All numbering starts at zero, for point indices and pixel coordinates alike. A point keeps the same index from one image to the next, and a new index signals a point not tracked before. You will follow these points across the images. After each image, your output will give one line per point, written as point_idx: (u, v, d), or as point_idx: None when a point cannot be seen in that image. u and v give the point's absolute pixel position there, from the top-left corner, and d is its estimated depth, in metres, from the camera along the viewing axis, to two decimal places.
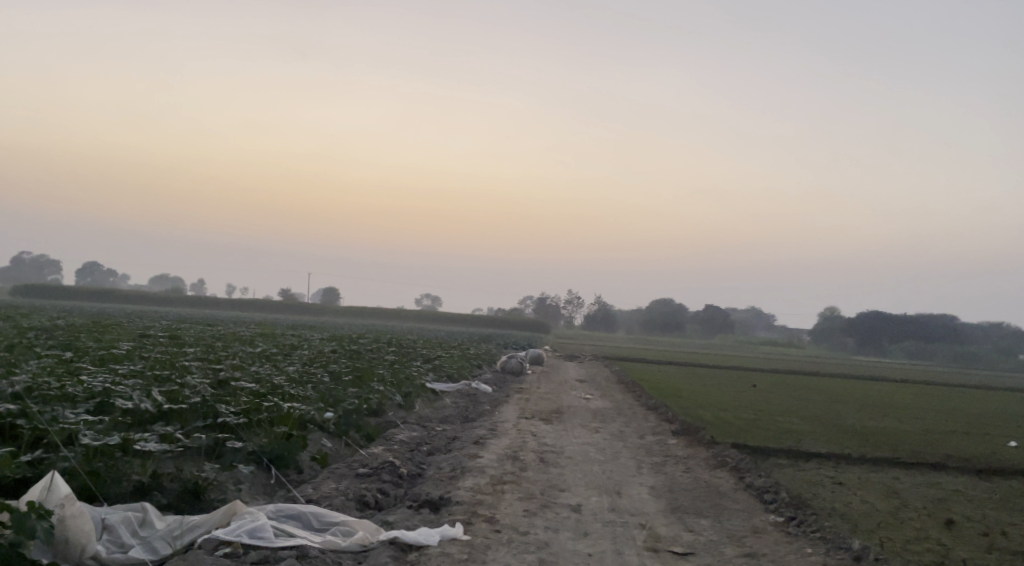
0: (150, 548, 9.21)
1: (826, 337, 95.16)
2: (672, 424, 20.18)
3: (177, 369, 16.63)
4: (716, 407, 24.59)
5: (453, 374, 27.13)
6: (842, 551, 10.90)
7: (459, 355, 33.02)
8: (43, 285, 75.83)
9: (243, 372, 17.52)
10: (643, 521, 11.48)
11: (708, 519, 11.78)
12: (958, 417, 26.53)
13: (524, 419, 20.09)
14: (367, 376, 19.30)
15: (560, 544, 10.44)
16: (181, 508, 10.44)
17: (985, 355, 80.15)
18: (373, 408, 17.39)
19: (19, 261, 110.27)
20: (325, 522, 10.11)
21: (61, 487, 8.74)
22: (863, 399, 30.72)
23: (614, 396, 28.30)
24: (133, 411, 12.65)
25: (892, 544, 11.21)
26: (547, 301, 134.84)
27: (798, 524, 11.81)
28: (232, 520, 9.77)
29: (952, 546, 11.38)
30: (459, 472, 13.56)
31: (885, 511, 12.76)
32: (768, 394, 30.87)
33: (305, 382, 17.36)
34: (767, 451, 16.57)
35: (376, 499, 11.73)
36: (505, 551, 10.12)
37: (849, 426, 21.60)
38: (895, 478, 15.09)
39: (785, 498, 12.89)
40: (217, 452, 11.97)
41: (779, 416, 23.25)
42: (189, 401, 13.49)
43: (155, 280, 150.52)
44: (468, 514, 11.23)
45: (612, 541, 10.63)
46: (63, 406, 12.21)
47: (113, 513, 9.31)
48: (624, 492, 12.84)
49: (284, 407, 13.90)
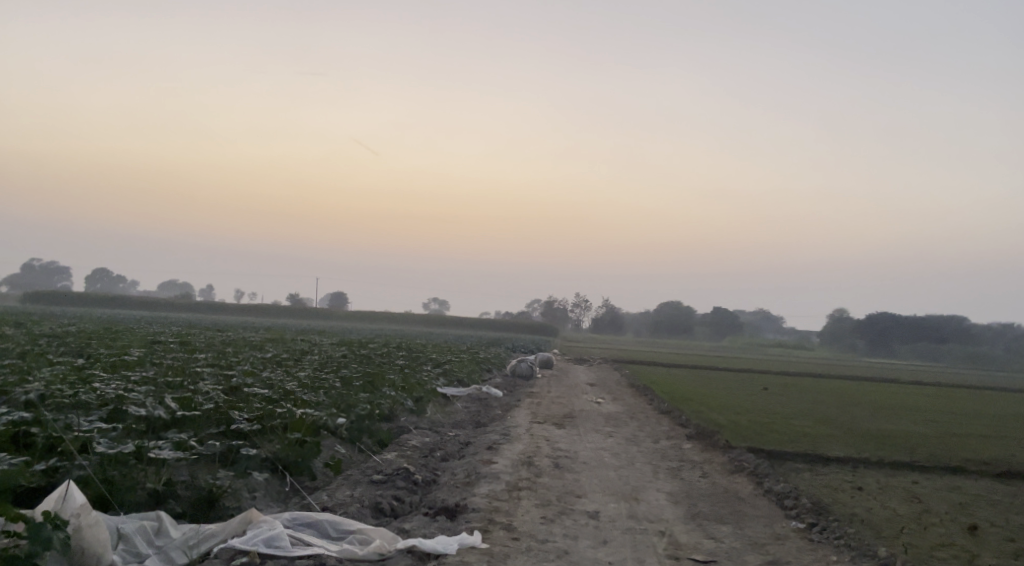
0: (166, 558, 9.12)
1: (837, 338, 94.98)
2: (687, 428, 20.05)
3: (189, 375, 16.56)
4: (729, 410, 24.48)
5: (464, 379, 27.03)
6: (867, 558, 10.77)
7: (470, 360, 32.91)
8: (54, 291, 76.15)
9: (254, 378, 17.45)
10: (663, 527, 11.36)
11: (729, 526, 11.67)
12: (973, 419, 26.34)
13: (537, 423, 19.98)
14: (378, 381, 19.23)
15: (579, 552, 10.33)
16: (196, 516, 10.36)
17: (996, 357, 79.93)
18: (385, 413, 17.29)
19: (31, 266, 110.55)
20: (342, 531, 10.02)
21: (76, 496, 8.66)
22: (876, 401, 30.58)
23: (626, 399, 28.21)
24: (146, 418, 12.58)
25: (917, 551, 11.08)
26: (555, 305, 134.75)
27: (820, 531, 11.68)
28: (248, 528, 9.68)
29: (977, 552, 11.26)
30: (474, 478, 13.47)
31: (907, 516, 12.65)
32: (780, 396, 30.72)
33: (317, 387, 17.28)
34: (783, 455, 16.45)
35: (392, 505, 11.63)
36: (524, 559, 10.02)
37: (864, 429, 21.47)
38: (915, 483, 14.96)
39: (806, 504, 12.77)
40: (231, 460, 11.89)
41: (793, 419, 23.10)
42: (201, 407, 13.42)
43: (166, 287, 151.41)
44: (485, 521, 11.13)
45: (632, 549, 10.51)
46: (76, 414, 12.14)
47: (129, 521, 9.23)
48: (643, 498, 12.73)
49: (296, 413, 13.82)
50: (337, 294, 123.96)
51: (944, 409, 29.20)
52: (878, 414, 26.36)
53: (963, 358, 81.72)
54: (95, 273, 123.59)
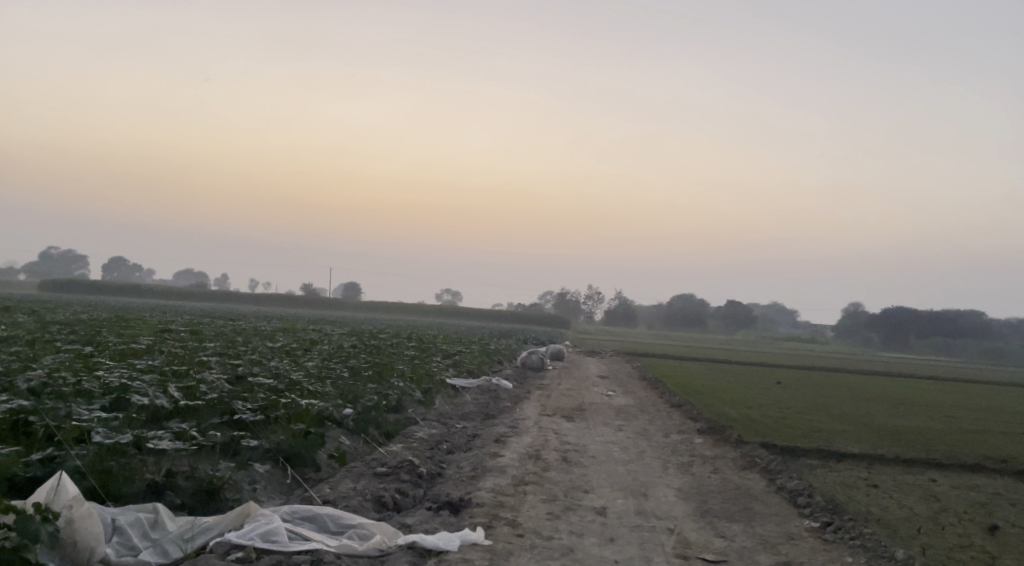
0: (161, 551, 8.91)
1: (853, 333, 94.50)
2: (698, 422, 19.72)
3: (196, 364, 16.36)
4: (743, 405, 24.14)
5: (474, 370, 26.75)
6: (883, 560, 10.49)
7: (481, 351, 32.64)
8: (71, 280, 76.37)
9: (261, 368, 17.20)
10: (672, 525, 11.11)
11: (740, 524, 11.41)
12: (989, 415, 26.00)
13: (547, 416, 19.75)
14: (387, 372, 18.98)
15: (585, 550, 10.09)
16: (196, 507, 10.15)
17: (1012, 352, 79.30)
18: (392, 404, 17.05)
19: (47, 257, 111.18)
20: (342, 525, 9.81)
21: (69, 487, 8.48)
22: (892, 397, 30.23)
23: (638, 391, 27.87)
24: (149, 407, 12.39)
25: (934, 553, 10.81)
26: (567, 296, 134.34)
27: (834, 530, 11.41)
28: (244, 521, 9.46)
29: (998, 555, 10.96)
30: (479, 471, 13.24)
31: (925, 515, 12.37)
32: (792, 390, 30.48)
33: (324, 378, 17.08)
34: (797, 451, 16.17)
35: (395, 499, 11.40)
36: (527, 557, 9.79)
37: (878, 424, 21.17)
38: (932, 481, 14.65)
39: (820, 502, 12.49)
40: (232, 450, 11.67)
41: (806, 414, 22.82)
42: (205, 397, 13.18)
43: (179, 275, 152.11)
44: (489, 517, 10.90)
45: (640, 548, 10.26)
46: (78, 403, 11.93)
47: (124, 513, 9.05)
48: (651, 494, 12.46)
49: (301, 404, 13.59)
50: (351, 282, 123.45)
51: (961, 405, 28.80)
52: (893, 409, 26.00)
53: (981, 353, 81.34)
54: (113, 262, 124.78)
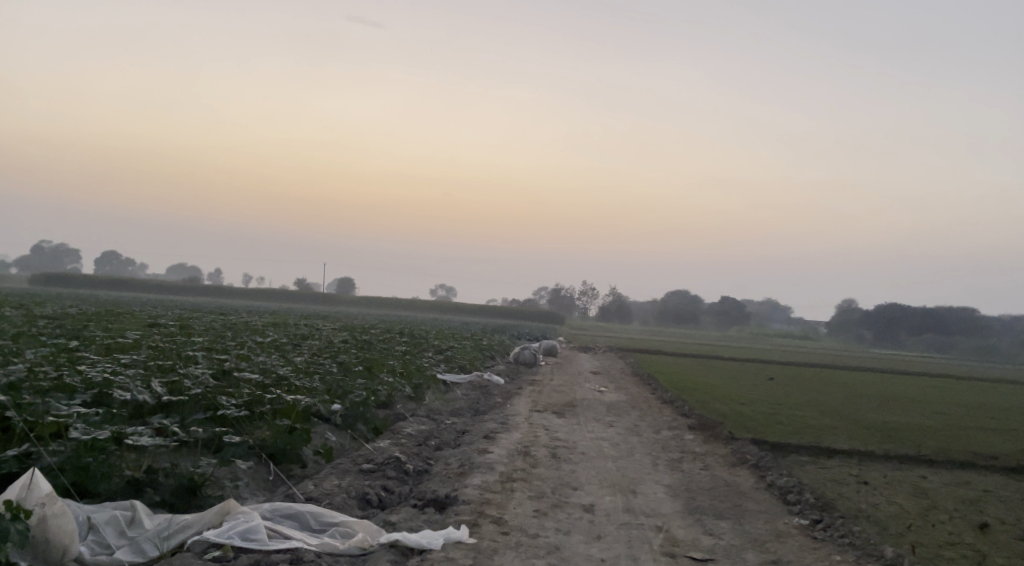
0: (136, 550, 8.72)
1: (847, 329, 94.55)
2: (690, 418, 19.57)
3: (182, 359, 16.14)
4: (736, 401, 24.02)
5: (466, 366, 26.57)
6: (872, 559, 10.32)
7: (473, 346, 32.46)
8: (62, 275, 75.80)
9: (249, 362, 17.00)
10: (660, 522, 10.95)
11: (729, 521, 11.26)
12: (980, 412, 25.93)
13: (537, 412, 19.54)
14: (376, 366, 18.78)
15: (571, 548, 9.91)
16: (176, 504, 9.96)
17: (1005, 348, 79.34)
18: (382, 399, 16.85)
19: (40, 248, 110.69)
20: (324, 523, 9.62)
21: (42, 485, 8.29)
22: (886, 393, 30.12)
23: (631, 388, 27.69)
24: (131, 403, 12.16)
25: (924, 551, 10.65)
26: (562, 293, 134.00)
27: (823, 528, 11.25)
28: (224, 520, 9.27)
29: (989, 553, 10.80)
30: (468, 468, 13.07)
31: (916, 512, 12.22)
32: (783, 386, 30.30)
33: (313, 373, 16.87)
34: (788, 447, 16.02)
35: (379, 496, 11.21)
36: (512, 555, 9.62)
37: (869, 420, 21.04)
38: (923, 478, 14.49)
39: (810, 499, 12.32)
40: (216, 447, 11.47)
41: (798, 410, 22.69)
42: (189, 392, 12.97)
43: (173, 270, 151.74)
44: (475, 515, 10.72)
45: (626, 546, 10.09)
46: (58, 398, 11.72)
47: (101, 511, 8.85)
48: (639, 491, 12.29)
49: (288, 399, 13.38)
50: (347, 278, 123.29)
51: (954, 402, 28.71)
52: (886, 406, 25.89)
53: (973, 349, 81.36)
54: (106, 257, 124.31)
